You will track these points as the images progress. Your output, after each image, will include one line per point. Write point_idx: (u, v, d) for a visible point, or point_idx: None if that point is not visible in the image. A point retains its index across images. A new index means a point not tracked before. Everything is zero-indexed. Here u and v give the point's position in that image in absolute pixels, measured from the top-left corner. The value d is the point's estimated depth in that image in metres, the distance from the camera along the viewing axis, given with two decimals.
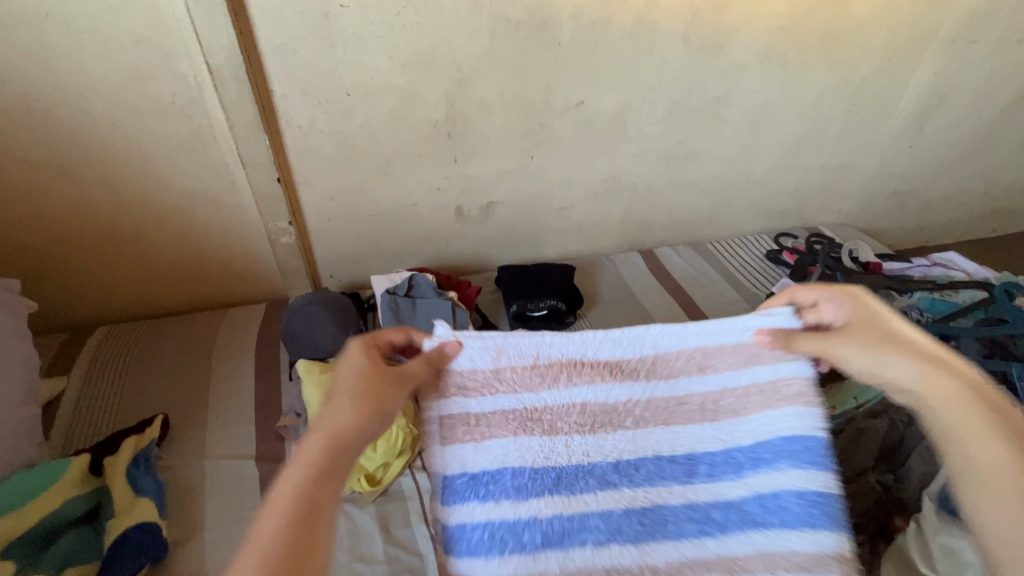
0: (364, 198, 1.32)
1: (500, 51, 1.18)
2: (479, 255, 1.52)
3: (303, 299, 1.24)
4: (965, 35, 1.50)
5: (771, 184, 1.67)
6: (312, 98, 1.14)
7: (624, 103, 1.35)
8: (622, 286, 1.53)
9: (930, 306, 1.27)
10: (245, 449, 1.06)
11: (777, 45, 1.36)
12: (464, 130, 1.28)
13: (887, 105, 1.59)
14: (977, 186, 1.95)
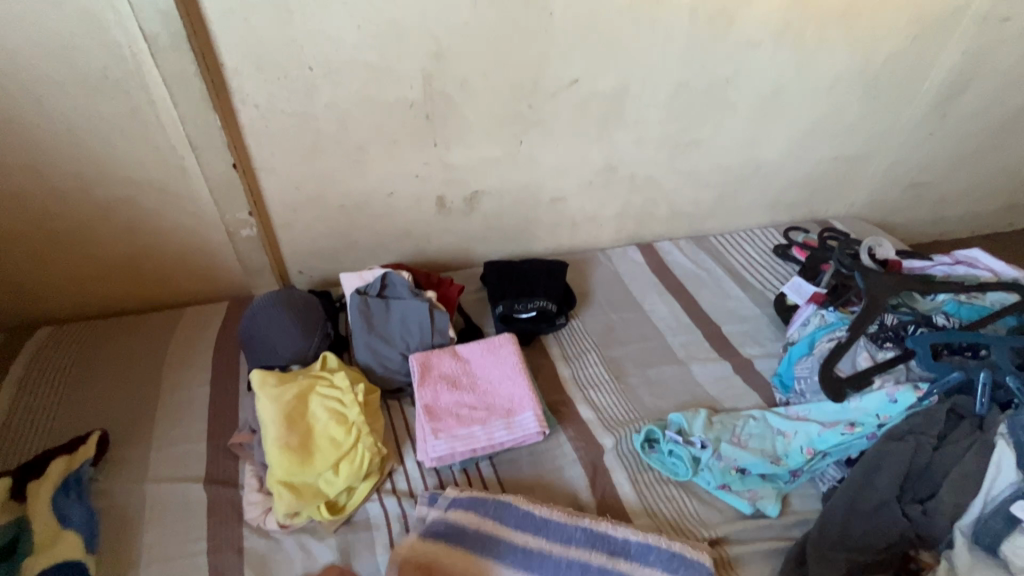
0: (333, 187, 1.19)
1: (483, 22, 1.05)
2: (463, 251, 1.40)
3: (263, 299, 1.11)
4: (997, 11, 1.37)
5: (781, 174, 1.54)
6: (268, 73, 1.00)
7: (623, 84, 1.21)
8: (619, 284, 1.40)
9: (956, 309, 1.14)
10: (192, 470, 0.95)
11: (793, 21, 1.23)
12: (444, 113, 1.15)
13: (909, 88, 1.46)
14: (998, 178, 1.83)
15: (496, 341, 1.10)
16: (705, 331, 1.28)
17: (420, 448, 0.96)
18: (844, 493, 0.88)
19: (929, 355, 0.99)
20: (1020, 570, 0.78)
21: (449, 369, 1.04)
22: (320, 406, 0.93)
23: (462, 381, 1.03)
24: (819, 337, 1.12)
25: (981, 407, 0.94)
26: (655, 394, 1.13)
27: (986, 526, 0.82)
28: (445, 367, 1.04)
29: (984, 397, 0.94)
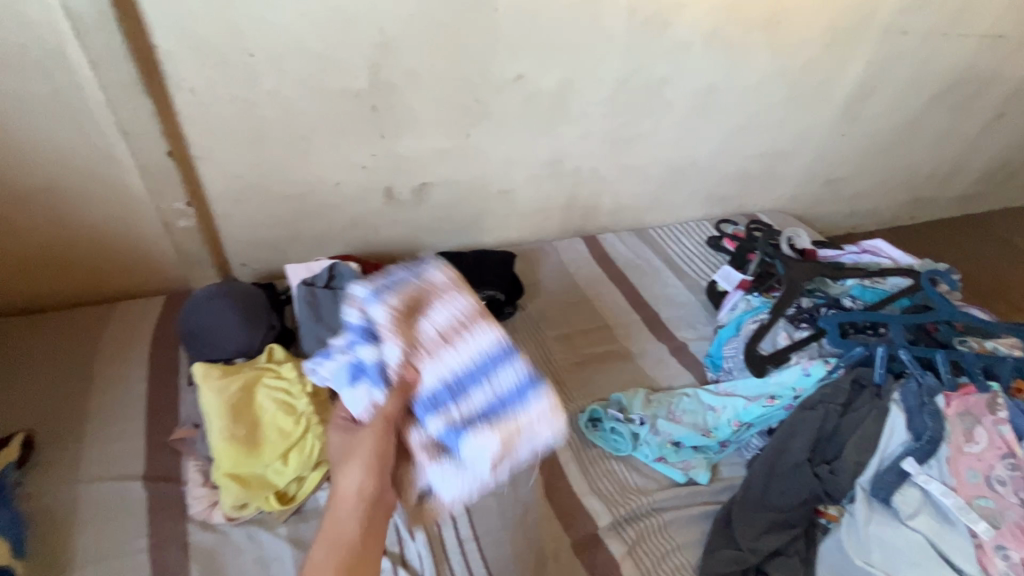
0: (278, 176, 1.17)
1: (430, 14, 1.06)
2: (412, 241, 1.40)
3: (204, 292, 1.08)
4: (896, 25, 1.52)
5: (714, 170, 1.64)
6: (206, 58, 0.97)
7: (567, 80, 1.26)
8: (565, 273, 1.46)
9: (861, 293, 1.28)
10: (130, 468, 0.91)
11: (721, 26, 1.32)
12: (392, 104, 1.15)
13: (824, 93, 1.60)
14: (900, 176, 2.04)
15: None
16: (645, 317, 1.36)
17: None
18: (765, 457, 0.98)
19: (837, 332, 1.12)
20: (909, 517, 0.89)
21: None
22: (267, 397, 0.92)
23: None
24: (744, 319, 1.22)
25: (879, 377, 1.05)
26: (598, 377, 1.19)
27: (882, 480, 0.93)
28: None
29: (881, 368, 1.05)
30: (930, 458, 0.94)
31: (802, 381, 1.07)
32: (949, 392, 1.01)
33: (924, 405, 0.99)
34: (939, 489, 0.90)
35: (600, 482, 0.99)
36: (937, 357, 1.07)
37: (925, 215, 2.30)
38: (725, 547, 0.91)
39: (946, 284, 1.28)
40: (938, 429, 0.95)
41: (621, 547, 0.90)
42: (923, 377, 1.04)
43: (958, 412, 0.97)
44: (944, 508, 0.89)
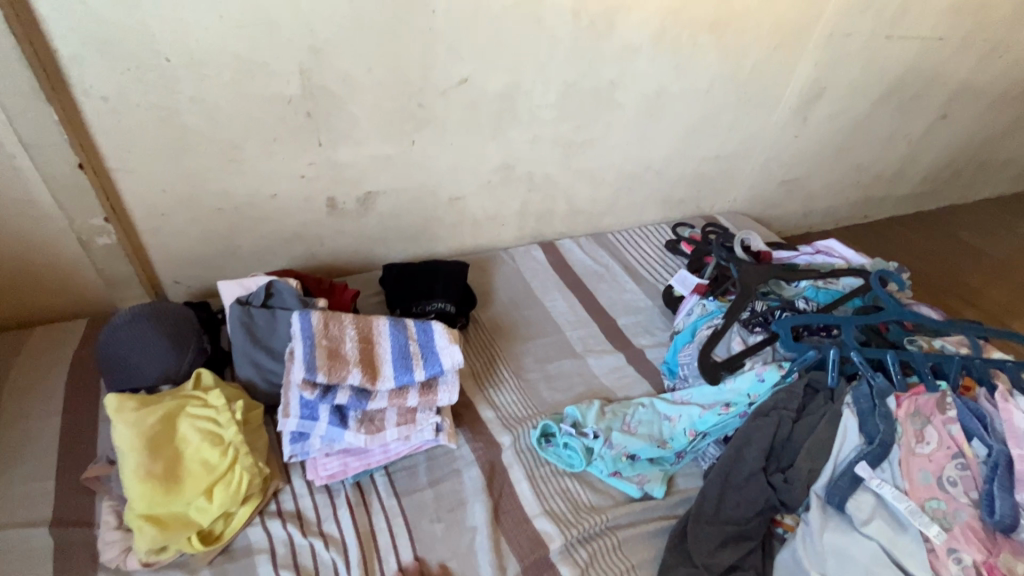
0: (207, 189, 1.10)
1: (364, 16, 1.01)
2: (359, 253, 1.34)
3: (126, 314, 1.00)
4: (840, 28, 1.54)
5: (669, 173, 1.63)
6: (116, 63, 0.90)
7: (514, 84, 1.23)
8: (520, 282, 1.42)
9: (814, 294, 1.27)
10: (35, 513, 0.83)
11: (669, 28, 1.31)
12: (328, 110, 1.09)
13: (774, 95, 1.61)
14: (852, 176, 2.07)
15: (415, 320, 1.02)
16: (602, 325, 1.33)
17: (309, 467, 0.92)
18: (720, 466, 0.95)
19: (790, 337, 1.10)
20: (864, 523, 0.87)
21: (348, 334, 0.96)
22: (190, 428, 0.86)
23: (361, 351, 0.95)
24: (699, 325, 1.19)
25: (832, 381, 1.05)
26: (553, 390, 1.15)
27: (836, 485, 0.91)
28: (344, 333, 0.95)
29: (834, 372, 1.05)
30: (882, 461, 0.93)
31: (755, 386, 1.06)
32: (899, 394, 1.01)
33: (876, 407, 0.98)
34: (892, 493, 0.88)
35: (552, 500, 0.95)
36: (887, 357, 1.07)
37: (877, 214, 2.35)
38: (681, 565, 0.87)
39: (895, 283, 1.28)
40: (890, 431, 0.95)
41: (573, 571, 0.86)
42: (876, 378, 1.03)
43: (908, 413, 0.97)
44: (896, 511, 0.88)
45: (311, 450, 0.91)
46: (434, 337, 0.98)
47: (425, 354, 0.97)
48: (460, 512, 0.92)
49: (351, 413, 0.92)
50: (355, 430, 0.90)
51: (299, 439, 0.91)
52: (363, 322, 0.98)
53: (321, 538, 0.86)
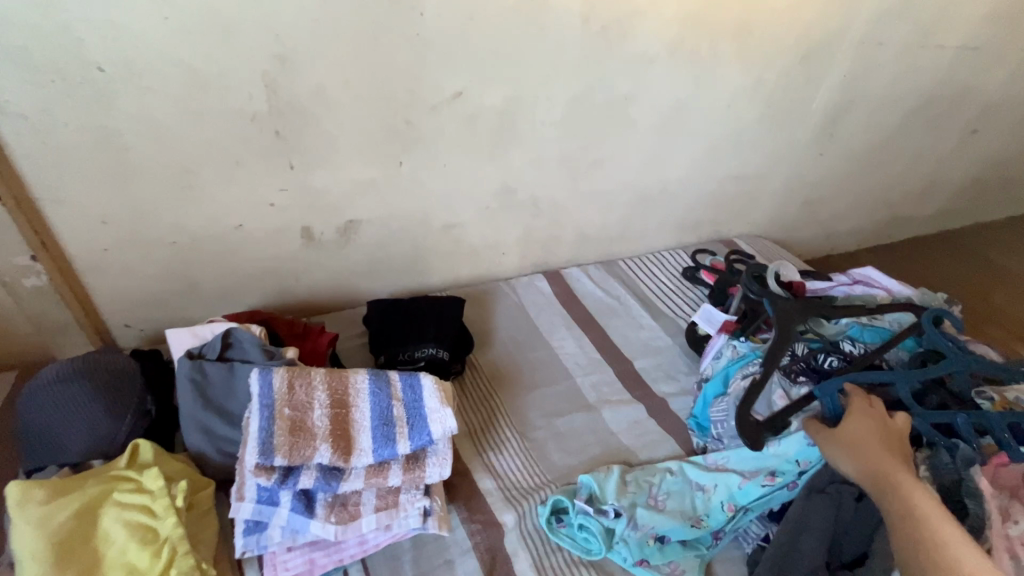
0: (157, 220, 0.94)
1: (338, 20, 0.86)
2: (341, 289, 1.18)
3: (52, 370, 0.83)
4: (872, 36, 1.41)
5: (686, 195, 1.49)
6: (36, 75, 0.75)
7: (515, 98, 1.08)
8: (524, 319, 1.26)
9: (860, 334, 1.11)
10: None
11: (688, 36, 1.16)
12: (299, 128, 0.94)
13: (800, 110, 1.47)
14: (878, 195, 1.93)
15: (399, 373, 0.86)
16: (617, 369, 1.17)
17: (267, 564, 0.74)
18: (772, 557, 0.79)
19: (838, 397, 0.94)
20: None
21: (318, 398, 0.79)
22: (115, 522, 0.69)
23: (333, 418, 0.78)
24: (732, 372, 1.03)
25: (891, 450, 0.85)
26: (564, 452, 0.98)
27: None
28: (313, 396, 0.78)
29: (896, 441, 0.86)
30: None
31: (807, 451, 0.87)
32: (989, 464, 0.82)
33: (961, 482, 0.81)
34: None
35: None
36: (958, 419, 0.89)
37: (903, 234, 2.21)
38: None
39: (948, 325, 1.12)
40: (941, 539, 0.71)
41: None
42: (953, 445, 0.86)
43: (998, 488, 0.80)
44: None
45: (269, 544, 0.74)
46: (420, 399, 0.82)
47: (412, 420, 0.80)
48: None
49: (319, 496, 0.75)
50: (323, 520, 0.73)
51: (255, 529, 0.74)
52: (335, 380, 0.82)
53: None
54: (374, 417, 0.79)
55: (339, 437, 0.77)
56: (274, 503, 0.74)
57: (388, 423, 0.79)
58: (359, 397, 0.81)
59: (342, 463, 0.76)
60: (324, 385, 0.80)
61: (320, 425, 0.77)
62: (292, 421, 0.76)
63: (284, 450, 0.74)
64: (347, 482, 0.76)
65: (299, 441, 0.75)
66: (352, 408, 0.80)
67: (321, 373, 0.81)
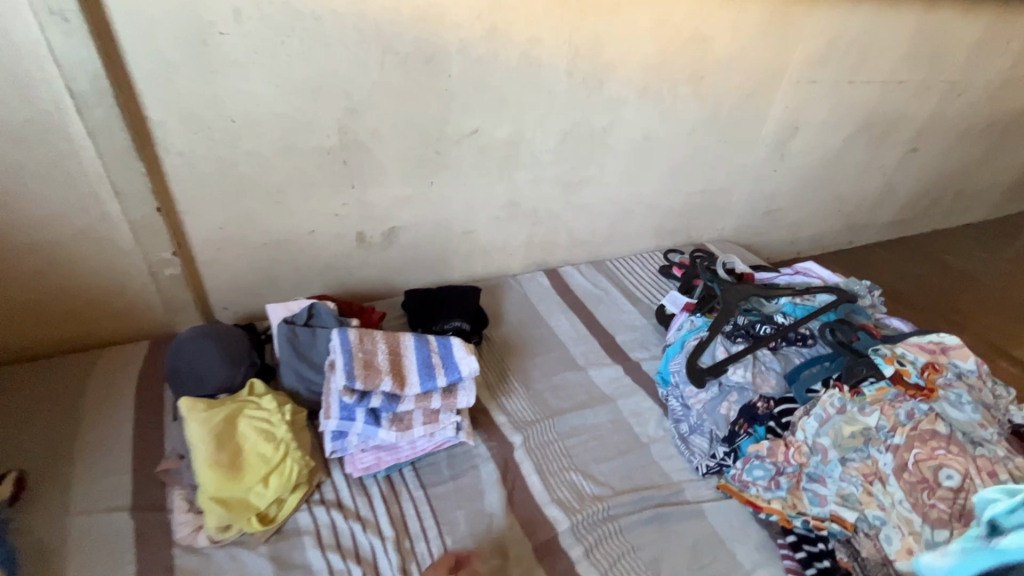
0: (256, 226, 1.28)
1: (392, 82, 1.21)
2: (383, 281, 1.52)
3: (189, 333, 1.17)
4: (806, 75, 1.74)
5: (660, 206, 1.81)
6: (191, 125, 1.10)
7: (518, 133, 1.42)
8: (528, 305, 1.58)
9: (792, 309, 1.42)
10: (118, 500, 0.97)
11: (652, 81, 1.51)
12: (360, 158, 1.28)
13: (751, 136, 1.80)
14: (832, 205, 2.24)
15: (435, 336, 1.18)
16: (601, 341, 1.48)
17: (348, 461, 1.06)
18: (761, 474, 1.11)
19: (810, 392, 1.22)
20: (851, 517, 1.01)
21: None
22: (248, 426, 1.00)
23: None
24: (688, 337, 1.35)
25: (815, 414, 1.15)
26: (559, 398, 1.29)
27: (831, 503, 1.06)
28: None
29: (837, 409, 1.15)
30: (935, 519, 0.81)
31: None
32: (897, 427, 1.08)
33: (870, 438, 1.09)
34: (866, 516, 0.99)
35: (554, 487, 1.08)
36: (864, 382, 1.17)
37: (862, 239, 2.51)
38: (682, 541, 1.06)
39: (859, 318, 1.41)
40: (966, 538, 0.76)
41: (581, 550, 1.00)
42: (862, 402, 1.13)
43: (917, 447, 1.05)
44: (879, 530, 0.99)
45: (349, 445, 1.05)
46: (452, 350, 1.13)
47: (446, 363, 1.12)
48: (478, 501, 1.05)
49: (383, 414, 1.06)
50: (387, 428, 1.05)
51: (339, 436, 1.06)
52: (393, 337, 1.14)
53: (360, 523, 0.99)
54: (420, 362, 1.11)
55: (397, 372, 1.09)
56: (352, 416, 1.05)
57: (430, 366, 1.11)
58: (408, 349, 1.13)
59: (398, 391, 1.07)
60: (385, 341, 1.13)
61: (383, 365, 1.09)
62: (365, 361, 1.08)
63: (360, 379, 1.05)
64: (402, 405, 1.07)
65: (369, 374, 1.06)
66: (404, 356, 1.12)
67: (383, 334, 1.14)
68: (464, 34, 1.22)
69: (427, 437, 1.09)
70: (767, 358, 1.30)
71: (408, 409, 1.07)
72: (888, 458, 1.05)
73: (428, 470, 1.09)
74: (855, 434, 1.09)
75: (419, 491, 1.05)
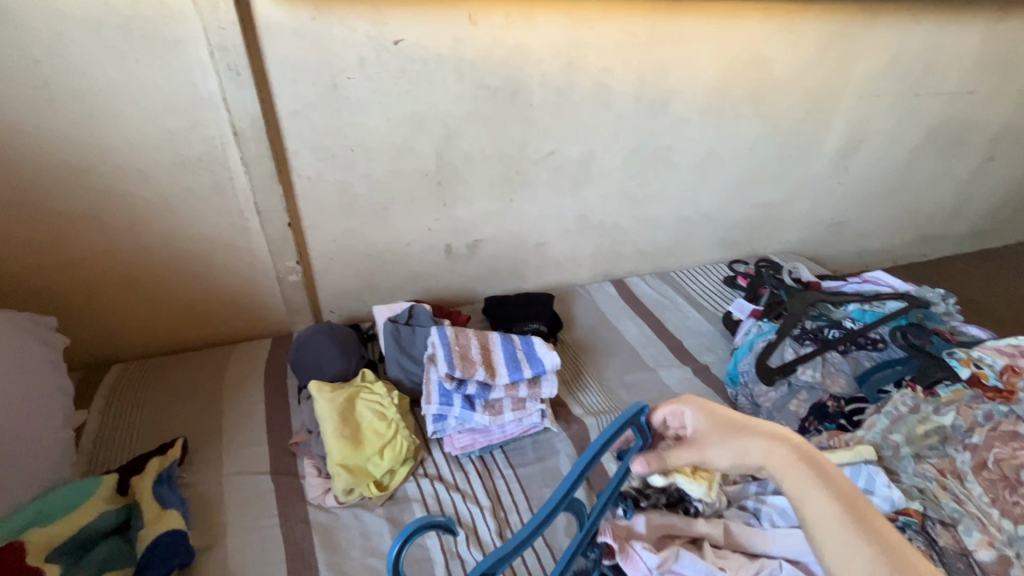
0: (363, 239, 1.47)
1: (482, 112, 1.39)
2: (466, 289, 1.68)
3: (310, 329, 1.36)
4: (868, 90, 1.79)
5: (722, 219, 1.89)
6: (320, 154, 1.31)
7: (589, 153, 1.56)
8: (597, 311, 1.69)
9: (861, 315, 1.46)
10: (259, 465, 1.16)
11: (714, 102, 1.61)
12: (452, 179, 1.46)
13: (814, 149, 1.86)
14: (902, 217, 2.23)
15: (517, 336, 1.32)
16: (670, 345, 1.57)
17: (446, 441, 1.20)
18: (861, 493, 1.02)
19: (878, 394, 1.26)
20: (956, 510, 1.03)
21: (727, 463, 0.75)
22: (365, 407, 1.17)
23: (714, 418, 0.78)
24: (756, 339, 1.43)
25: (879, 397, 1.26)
26: (632, 395, 1.39)
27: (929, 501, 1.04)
28: (782, 456, 0.72)
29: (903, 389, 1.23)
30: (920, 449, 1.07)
31: None
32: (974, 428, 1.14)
33: (943, 438, 1.15)
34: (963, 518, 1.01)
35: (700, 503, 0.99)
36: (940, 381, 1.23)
37: (936, 251, 2.45)
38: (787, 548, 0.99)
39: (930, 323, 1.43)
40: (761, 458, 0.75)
41: None
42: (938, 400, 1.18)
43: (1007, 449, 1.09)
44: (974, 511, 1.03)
45: (448, 427, 1.20)
46: (535, 347, 1.28)
47: (530, 358, 1.26)
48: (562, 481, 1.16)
49: (477, 400, 1.20)
50: (482, 412, 1.18)
51: (439, 419, 1.20)
52: (482, 334, 1.29)
53: (459, 494, 1.12)
54: (507, 356, 1.25)
55: (489, 364, 1.23)
56: (451, 400, 1.19)
57: (517, 359, 1.25)
58: (497, 345, 1.28)
59: (489, 380, 1.21)
60: (477, 337, 1.28)
61: (476, 357, 1.23)
62: (461, 353, 1.23)
63: (459, 367, 1.19)
64: (493, 392, 1.21)
65: (466, 364, 1.20)
66: (492, 351, 1.27)
67: (473, 331, 1.29)
68: (544, 69, 1.38)
69: (515, 424, 1.22)
70: (838, 360, 1.35)
71: (498, 397, 1.21)
72: (966, 456, 1.11)
73: (515, 452, 1.22)
74: (930, 432, 1.14)
75: (510, 470, 1.18)
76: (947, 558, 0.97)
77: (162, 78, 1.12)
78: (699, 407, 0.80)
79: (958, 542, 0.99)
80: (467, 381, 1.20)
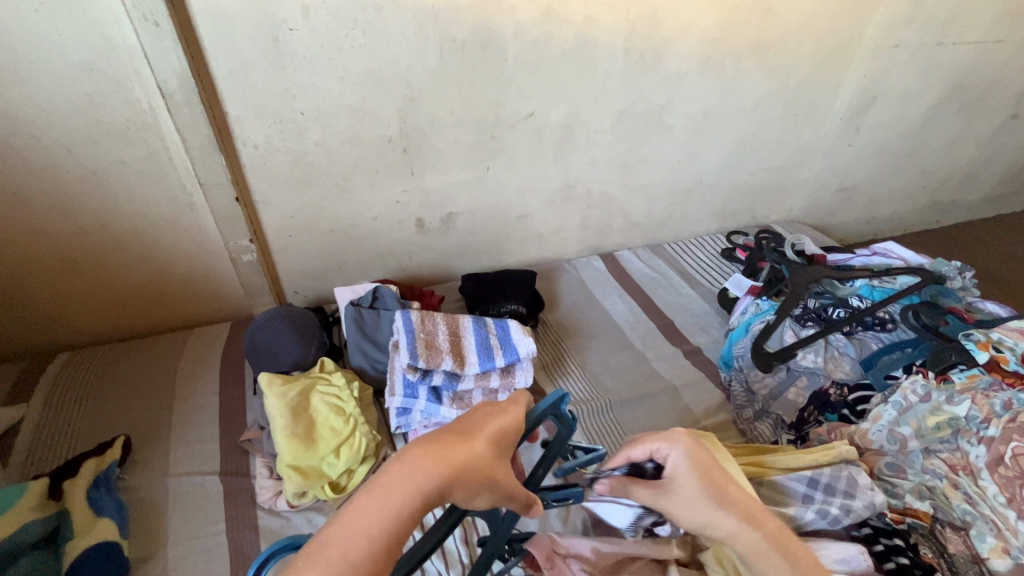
0: (324, 214, 1.34)
1: (449, 68, 1.23)
2: (442, 266, 1.56)
3: (265, 314, 1.24)
4: (887, 39, 1.61)
5: (721, 186, 1.74)
6: (265, 119, 1.17)
7: (573, 114, 1.41)
8: (583, 288, 1.57)
9: (869, 292, 1.34)
10: (208, 465, 1.07)
11: (714, 55, 1.44)
12: (419, 146, 1.32)
13: (823, 107, 1.69)
14: (916, 180, 2.07)
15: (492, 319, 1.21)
16: (660, 324, 1.45)
17: (411, 436, 1.11)
18: (846, 500, 0.91)
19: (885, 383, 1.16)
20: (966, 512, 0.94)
21: (687, 521, 0.67)
22: (320, 402, 1.08)
23: (701, 472, 0.68)
24: (753, 320, 1.32)
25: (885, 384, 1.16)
26: (616, 381, 1.28)
27: (939, 502, 0.96)
28: (751, 540, 0.64)
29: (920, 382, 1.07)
30: (894, 443, 1.02)
31: None
32: (988, 419, 1.01)
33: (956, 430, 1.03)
34: (976, 522, 0.93)
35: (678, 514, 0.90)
36: (956, 368, 1.11)
37: (950, 218, 2.30)
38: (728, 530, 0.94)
39: (945, 301, 1.31)
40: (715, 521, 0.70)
41: None
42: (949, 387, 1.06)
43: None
44: (990, 511, 0.94)
45: (413, 422, 1.10)
46: (509, 333, 1.17)
47: (504, 344, 1.15)
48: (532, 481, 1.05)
49: (445, 392, 1.10)
50: (449, 406, 1.08)
51: (404, 412, 1.10)
52: (452, 320, 1.18)
53: None
54: (479, 342, 1.14)
55: (458, 353, 1.12)
56: (416, 393, 1.09)
57: (489, 346, 1.14)
58: (468, 331, 1.17)
59: (458, 371, 1.10)
60: (445, 321, 1.17)
61: (443, 344, 1.12)
62: (428, 341, 1.12)
63: (423, 357, 1.08)
64: (463, 385, 1.11)
65: (433, 354, 1.10)
66: (463, 337, 1.16)
67: (441, 315, 1.18)
68: (519, 17, 1.22)
69: None
70: (841, 343, 1.26)
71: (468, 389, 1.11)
72: (981, 450, 0.99)
73: None
74: (941, 425, 1.03)
75: None
76: (955, 567, 0.90)
77: (69, 32, 0.97)
78: (690, 454, 0.69)
79: (969, 547, 0.91)
80: (433, 372, 1.10)
